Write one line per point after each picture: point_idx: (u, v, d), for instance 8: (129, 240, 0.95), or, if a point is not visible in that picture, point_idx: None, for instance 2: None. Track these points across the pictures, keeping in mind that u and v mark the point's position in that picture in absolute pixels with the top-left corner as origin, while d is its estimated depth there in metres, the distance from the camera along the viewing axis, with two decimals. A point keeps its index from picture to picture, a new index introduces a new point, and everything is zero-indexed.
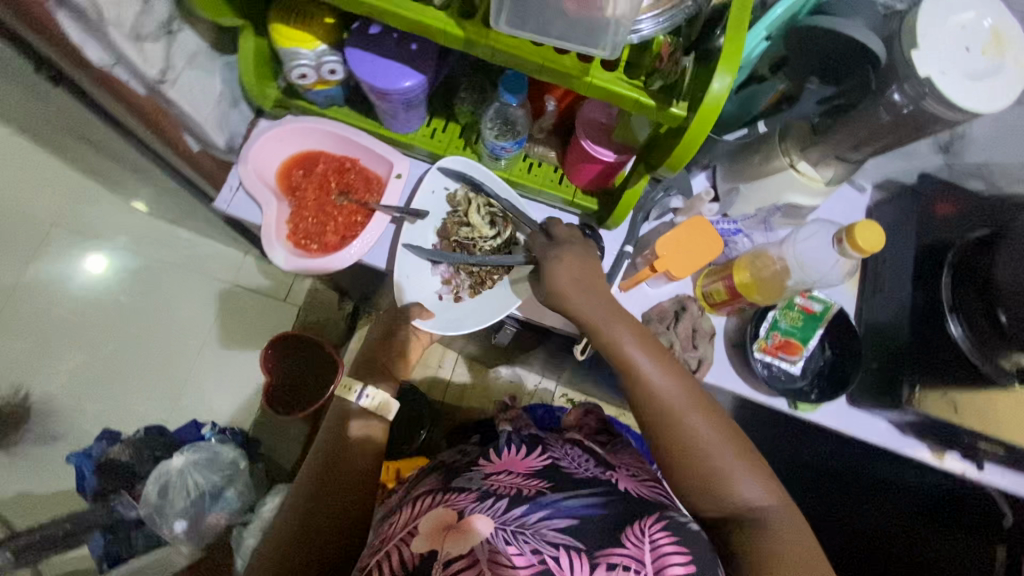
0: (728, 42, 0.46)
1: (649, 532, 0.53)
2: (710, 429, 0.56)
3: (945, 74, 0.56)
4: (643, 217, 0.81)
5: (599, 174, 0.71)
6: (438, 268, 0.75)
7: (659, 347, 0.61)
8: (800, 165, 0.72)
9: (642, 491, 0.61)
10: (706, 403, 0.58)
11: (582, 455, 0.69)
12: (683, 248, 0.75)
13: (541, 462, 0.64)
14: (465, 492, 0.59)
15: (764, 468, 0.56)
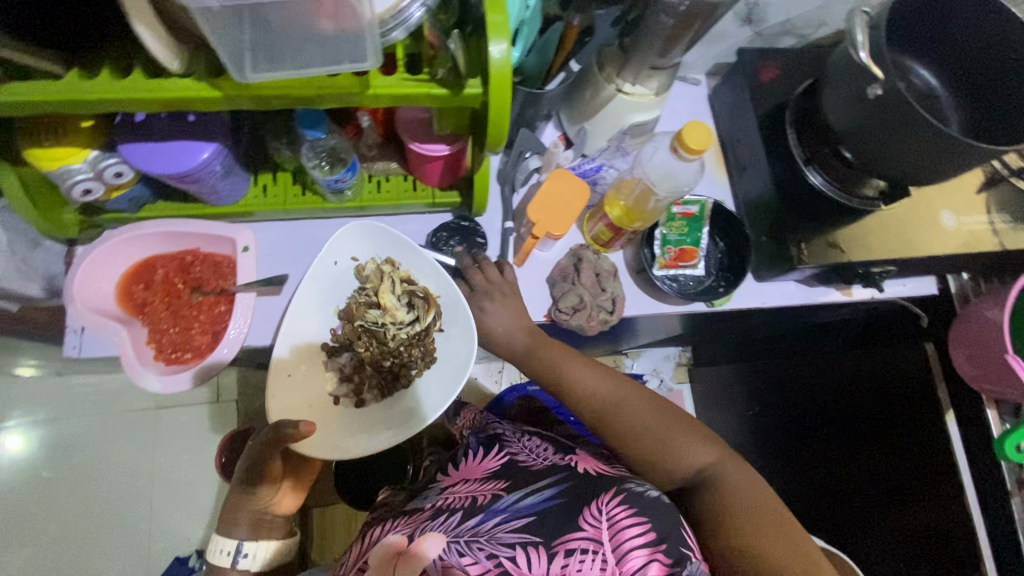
0: (490, 13, 0.46)
1: (606, 510, 0.63)
2: (647, 416, 0.67)
3: None
4: (510, 190, 0.81)
5: (445, 168, 0.69)
6: (337, 362, 0.75)
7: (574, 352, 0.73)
8: (626, 87, 0.74)
9: (593, 469, 0.71)
10: (633, 390, 0.69)
11: (539, 443, 0.80)
12: (555, 203, 0.76)
13: (497, 462, 0.76)
14: (417, 515, 0.71)
15: (683, 419, 0.68)
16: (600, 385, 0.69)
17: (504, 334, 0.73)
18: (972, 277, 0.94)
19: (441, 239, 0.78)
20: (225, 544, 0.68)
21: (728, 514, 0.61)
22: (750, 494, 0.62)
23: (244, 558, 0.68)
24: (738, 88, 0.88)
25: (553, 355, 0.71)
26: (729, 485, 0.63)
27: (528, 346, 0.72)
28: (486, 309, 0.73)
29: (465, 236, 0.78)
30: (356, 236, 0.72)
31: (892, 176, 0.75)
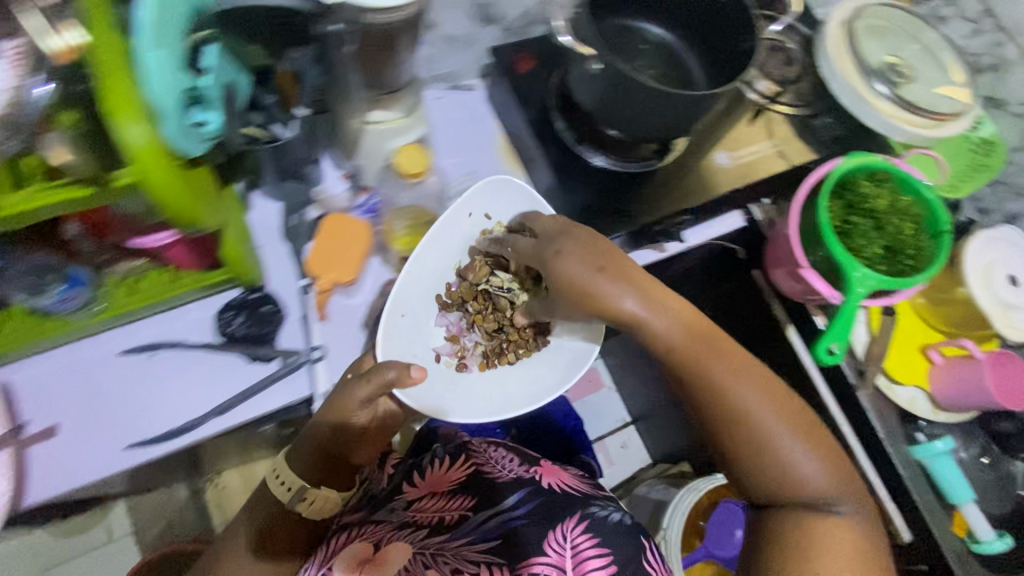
0: (106, 96, 0.44)
1: (571, 537, 0.68)
2: (765, 404, 0.64)
3: None
4: (295, 247, 0.78)
5: (195, 249, 0.65)
6: (444, 322, 0.82)
7: (681, 306, 0.67)
8: (372, 116, 0.73)
9: (557, 484, 0.76)
10: (757, 379, 0.65)
11: (505, 453, 0.83)
12: (332, 252, 0.76)
13: (463, 473, 0.79)
14: (385, 524, 0.73)
15: (803, 422, 0.65)
16: (725, 367, 0.65)
17: (604, 296, 0.65)
18: (770, 201, 0.97)
19: (225, 320, 0.72)
20: (286, 479, 0.70)
21: (812, 552, 0.61)
22: (844, 535, 0.61)
23: (303, 499, 0.70)
24: (501, 86, 0.88)
25: (656, 317, 0.66)
26: (829, 524, 0.62)
27: (635, 312, 0.65)
28: (558, 267, 0.66)
29: (250, 311, 0.73)
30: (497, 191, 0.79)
31: (657, 139, 0.79)
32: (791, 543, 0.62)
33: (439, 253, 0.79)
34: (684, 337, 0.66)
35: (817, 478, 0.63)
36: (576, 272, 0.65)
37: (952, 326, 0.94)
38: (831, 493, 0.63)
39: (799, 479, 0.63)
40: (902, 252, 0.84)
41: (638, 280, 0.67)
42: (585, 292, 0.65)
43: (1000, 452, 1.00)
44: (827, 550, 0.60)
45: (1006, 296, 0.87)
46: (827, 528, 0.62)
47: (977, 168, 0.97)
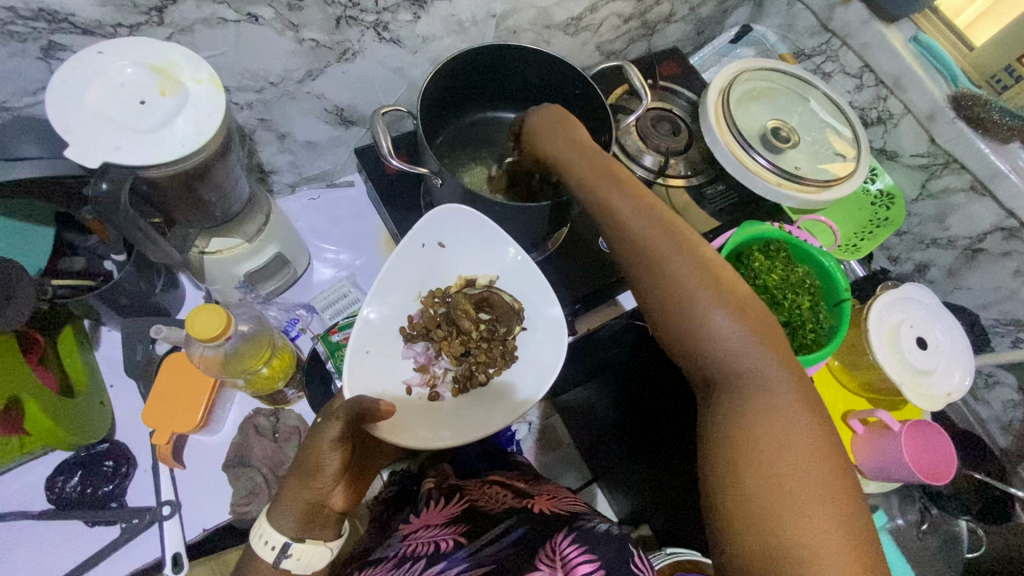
0: None
1: (562, 550, 0.57)
2: (704, 279, 0.52)
3: (122, 146, 0.48)
4: (144, 386, 0.71)
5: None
6: (410, 352, 0.69)
7: (628, 178, 0.59)
8: (211, 245, 0.67)
9: (548, 510, 0.67)
10: (705, 255, 0.54)
11: (501, 489, 0.76)
12: (172, 402, 0.66)
13: (458, 507, 0.71)
14: (383, 563, 0.63)
15: (758, 311, 0.51)
16: (653, 226, 0.55)
17: (559, 158, 0.62)
18: None
19: (55, 486, 0.65)
20: (269, 537, 0.53)
21: (746, 453, 0.45)
22: (792, 423, 0.46)
23: (290, 558, 0.53)
24: (369, 186, 0.84)
25: (604, 179, 0.58)
26: (777, 413, 0.46)
27: (579, 171, 0.60)
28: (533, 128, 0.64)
29: (88, 470, 0.67)
30: (455, 217, 0.68)
31: (533, 238, 0.76)
32: (732, 444, 0.46)
33: (398, 287, 0.69)
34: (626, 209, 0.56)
35: (751, 355, 0.49)
36: (566, 156, 0.62)
37: (870, 391, 0.90)
38: (763, 361, 0.49)
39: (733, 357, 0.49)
40: (801, 328, 0.81)
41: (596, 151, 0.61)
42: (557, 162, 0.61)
43: (940, 514, 0.94)
44: (766, 444, 0.45)
45: (915, 361, 0.83)
46: (759, 414, 0.46)
47: (877, 223, 0.95)
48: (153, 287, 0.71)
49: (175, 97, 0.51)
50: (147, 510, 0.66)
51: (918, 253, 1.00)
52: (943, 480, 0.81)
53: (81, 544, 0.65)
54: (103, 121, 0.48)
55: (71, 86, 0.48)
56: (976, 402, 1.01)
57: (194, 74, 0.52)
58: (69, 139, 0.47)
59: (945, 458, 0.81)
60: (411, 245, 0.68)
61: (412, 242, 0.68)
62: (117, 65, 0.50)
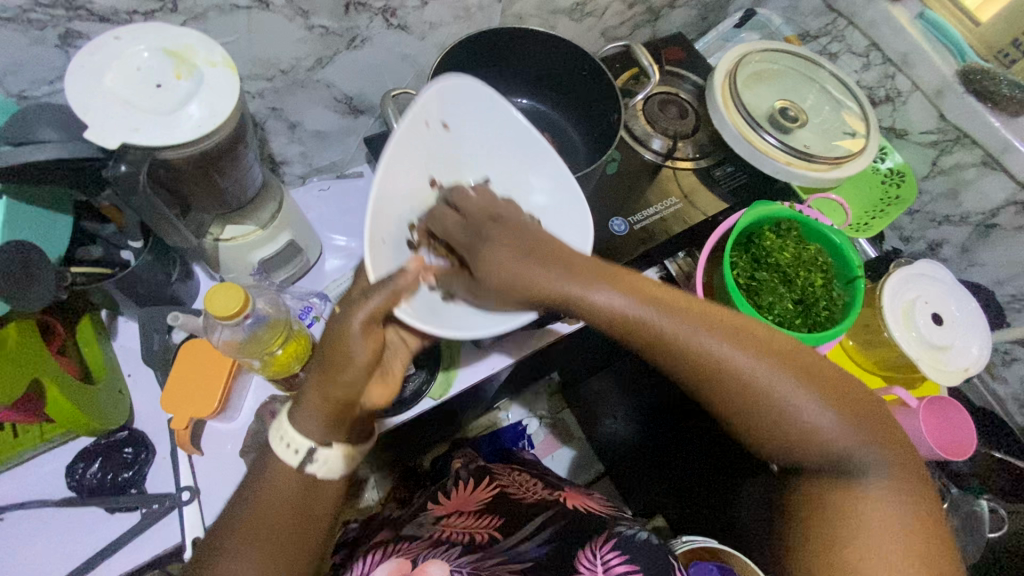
0: None
1: (601, 555, 0.60)
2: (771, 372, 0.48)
3: (141, 129, 0.49)
4: (161, 374, 0.72)
5: (18, 409, 0.59)
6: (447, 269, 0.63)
7: (599, 264, 0.50)
8: (224, 232, 0.68)
9: (581, 506, 0.71)
10: (761, 339, 0.49)
11: (529, 480, 0.82)
12: (190, 386, 0.66)
13: (489, 494, 0.76)
14: (419, 541, 0.66)
15: (824, 377, 0.49)
16: (677, 319, 0.49)
17: (507, 268, 0.48)
18: (686, 255, 0.95)
19: (75, 473, 0.66)
20: (293, 441, 0.52)
21: (853, 536, 0.47)
22: (881, 514, 0.47)
23: (317, 464, 0.52)
24: None
25: (583, 279, 0.48)
26: (873, 504, 0.47)
27: (527, 263, 0.48)
28: (484, 255, 0.49)
29: (106, 456, 0.67)
30: (466, 91, 0.57)
31: None
32: (820, 524, 0.49)
33: (410, 172, 0.56)
34: (648, 311, 0.48)
35: (847, 440, 0.48)
36: (500, 260, 0.48)
37: (886, 368, 0.89)
38: (861, 447, 0.48)
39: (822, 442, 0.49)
40: (814, 305, 0.80)
41: (525, 237, 0.50)
42: (501, 274, 0.48)
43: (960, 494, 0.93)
44: (860, 531, 0.47)
45: (931, 337, 0.82)
46: (860, 497, 0.48)
47: (888, 202, 0.95)
48: (169, 276, 0.71)
49: (190, 80, 0.51)
50: (166, 496, 0.67)
51: (931, 231, 1.00)
52: (962, 456, 0.80)
53: (102, 529, 0.65)
54: (121, 103, 0.49)
55: (90, 70, 0.49)
56: (994, 380, 1.00)
57: (208, 56, 0.52)
58: (88, 119, 0.48)
59: (966, 434, 0.80)
60: (418, 120, 0.55)
61: (419, 116, 0.55)
62: (133, 50, 0.50)
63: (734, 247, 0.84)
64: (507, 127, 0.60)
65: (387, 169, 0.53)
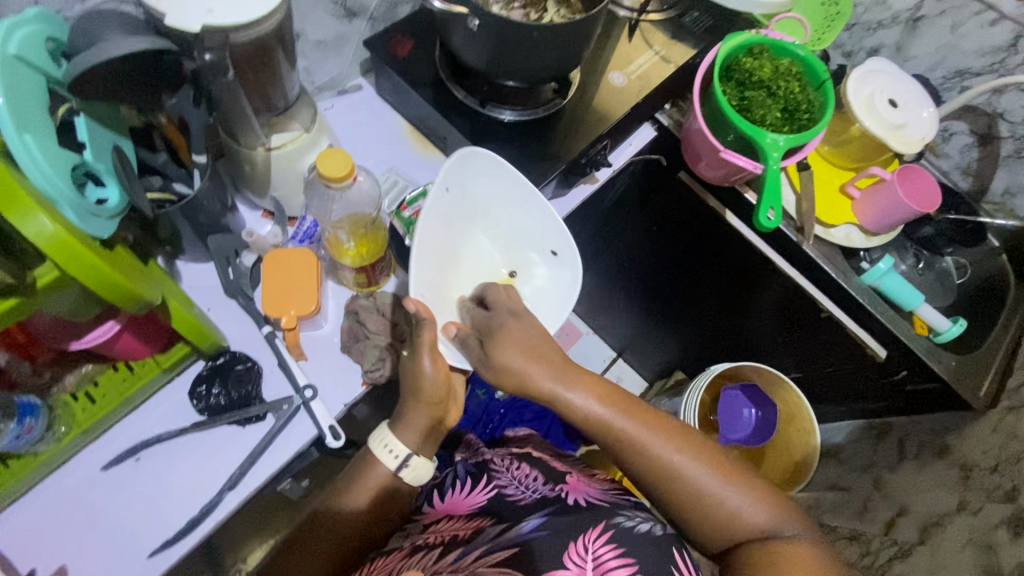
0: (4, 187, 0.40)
1: (593, 548, 0.61)
2: (691, 459, 0.61)
3: (215, 10, 0.50)
4: (244, 298, 0.73)
5: (142, 333, 0.61)
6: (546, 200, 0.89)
7: (590, 376, 0.65)
8: (273, 142, 0.70)
9: (582, 499, 0.70)
10: (692, 443, 0.63)
11: (527, 471, 0.79)
12: (284, 287, 0.70)
13: (485, 496, 0.76)
14: (396, 554, 0.69)
15: (737, 470, 0.62)
16: (630, 419, 0.63)
17: (525, 368, 0.64)
18: (672, 105, 1.04)
19: (199, 395, 0.68)
20: (395, 448, 0.71)
21: (775, 558, 0.55)
22: (802, 557, 0.56)
23: (408, 469, 0.71)
24: (384, 75, 0.87)
25: (572, 388, 0.64)
26: (785, 550, 0.57)
27: (550, 383, 0.64)
28: (493, 349, 0.65)
29: (224, 376, 0.69)
30: (480, 160, 0.72)
31: (554, 77, 0.81)
32: None
33: (439, 222, 0.73)
34: (626, 420, 0.63)
35: (760, 517, 0.59)
36: (507, 353, 0.64)
37: (859, 161, 1.03)
38: (771, 521, 0.59)
39: (719, 497, 0.60)
40: (797, 110, 0.91)
41: (546, 347, 0.66)
42: (509, 371, 0.64)
43: (930, 255, 1.11)
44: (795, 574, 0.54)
45: (893, 118, 0.96)
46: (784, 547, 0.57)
47: (832, 17, 1.06)
48: (225, 204, 0.72)
49: None
50: (292, 396, 0.70)
51: (867, 40, 1.13)
52: (931, 209, 0.95)
53: (240, 441, 0.69)
54: None
55: None
56: (938, 159, 1.17)
57: None
58: (163, 7, 0.48)
59: (933, 190, 0.95)
60: (439, 190, 0.70)
61: (441, 185, 0.70)
62: None
63: (720, 78, 0.93)
64: (523, 194, 0.76)
65: (421, 252, 0.69)
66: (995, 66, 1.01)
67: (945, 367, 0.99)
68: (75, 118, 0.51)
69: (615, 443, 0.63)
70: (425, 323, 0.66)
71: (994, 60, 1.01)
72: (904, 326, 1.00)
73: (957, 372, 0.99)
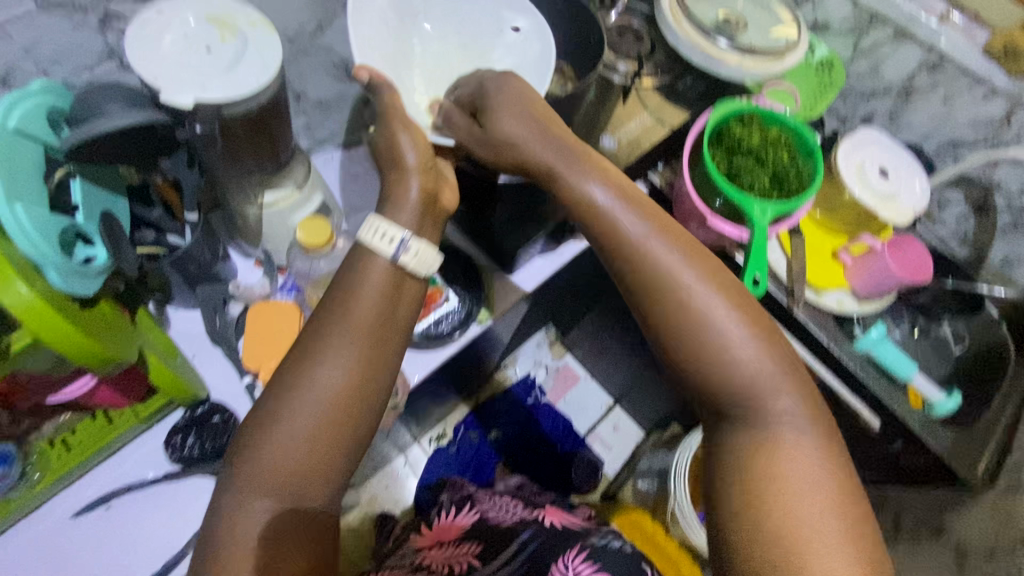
0: None
1: (572, 564, 0.69)
2: (693, 270, 0.60)
3: (208, 86, 0.52)
4: (229, 348, 0.75)
5: (121, 384, 0.62)
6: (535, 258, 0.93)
7: (603, 168, 0.66)
8: (266, 199, 0.72)
9: (558, 522, 0.79)
10: (696, 254, 0.61)
11: (508, 502, 0.87)
12: (267, 337, 0.72)
13: (471, 518, 0.82)
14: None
15: (734, 289, 0.60)
16: (636, 210, 0.63)
17: (525, 145, 0.66)
18: (665, 166, 1.05)
19: (175, 446, 0.69)
20: (389, 231, 0.61)
21: (778, 480, 0.53)
22: (809, 463, 0.54)
23: (408, 256, 0.61)
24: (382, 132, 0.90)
25: (572, 170, 0.65)
26: (789, 443, 0.56)
27: (548, 161, 0.65)
28: (494, 123, 0.66)
29: (200, 427, 0.70)
30: None
31: None
32: (757, 458, 0.55)
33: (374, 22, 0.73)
34: (640, 230, 0.62)
35: (749, 369, 0.58)
36: (511, 126, 0.65)
37: (852, 226, 1.03)
38: (756, 365, 0.58)
39: (726, 347, 0.58)
40: (786, 178, 0.92)
41: (563, 133, 0.67)
42: (501, 137, 0.66)
43: (927, 322, 1.10)
44: (786, 490, 0.53)
45: (883, 188, 0.97)
46: (788, 451, 0.55)
47: (825, 86, 1.08)
48: (216, 253, 0.74)
49: (236, 42, 0.55)
50: None
51: (862, 108, 1.15)
52: (924, 279, 0.95)
53: (211, 494, 0.68)
54: (183, 62, 0.53)
55: (145, 36, 0.52)
56: (934, 226, 1.17)
57: (246, 18, 0.56)
58: (160, 83, 0.51)
59: (924, 259, 0.95)
60: None
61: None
62: (175, 16, 0.54)
63: (710, 144, 0.94)
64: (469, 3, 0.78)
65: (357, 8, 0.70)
66: (988, 139, 1.02)
67: (940, 441, 0.96)
68: (70, 180, 0.54)
69: (626, 261, 0.61)
70: (380, 85, 0.67)
71: (987, 133, 1.01)
72: (898, 397, 0.98)
73: (953, 449, 0.96)
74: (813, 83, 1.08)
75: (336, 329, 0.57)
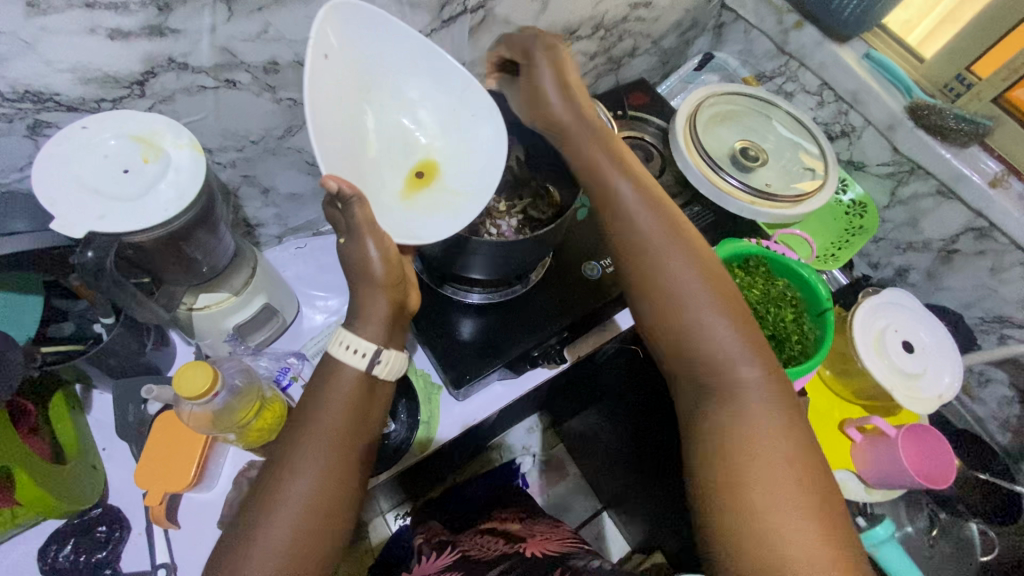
0: None
1: None
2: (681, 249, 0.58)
3: (107, 215, 0.49)
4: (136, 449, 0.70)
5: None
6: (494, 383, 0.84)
7: (624, 160, 0.62)
8: (199, 302, 0.68)
9: (540, 550, 0.66)
10: (689, 237, 0.59)
11: (490, 540, 0.75)
12: (169, 461, 0.65)
13: (450, 557, 0.69)
14: None
15: (723, 284, 0.57)
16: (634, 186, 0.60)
17: (552, 111, 0.63)
18: None
19: (47, 556, 0.65)
20: (359, 344, 0.53)
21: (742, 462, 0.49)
22: (773, 438, 0.50)
23: (379, 365, 0.54)
24: None
25: (588, 140, 0.62)
26: (752, 415, 0.52)
27: (565, 113, 0.63)
28: (534, 80, 0.64)
29: (80, 537, 0.66)
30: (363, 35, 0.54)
31: (519, 270, 0.77)
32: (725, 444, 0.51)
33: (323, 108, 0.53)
34: (637, 203, 0.59)
35: (729, 346, 0.55)
36: (546, 83, 0.63)
37: (866, 396, 0.90)
38: (740, 350, 0.54)
39: (709, 330, 0.55)
40: (787, 341, 0.81)
41: (577, 91, 0.64)
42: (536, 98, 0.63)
43: (949, 519, 0.93)
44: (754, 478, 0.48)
45: (903, 365, 0.84)
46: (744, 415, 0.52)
47: (852, 232, 0.97)
48: (144, 346, 0.70)
49: (158, 164, 0.52)
50: None
51: (897, 258, 1.03)
52: (941, 483, 0.81)
53: None
54: (90, 185, 0.50)
55: (59, 154, 0.50)
56: (973, 402, 1.01)
57: (176, 140, 0.54)
58: (56, 209, 0.48)
59: (947, 464, 0.80)
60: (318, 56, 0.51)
61: (315, 50, 0.50)
62: (96, 134, 0.51)
63: None
64: (433, 67, 0.59)
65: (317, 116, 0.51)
66: None
67: None
68: None
69: (612, 224, 0.60)
70: (354, 200, 0.50)
71: None
72: None
73: None
74: (838, 227, 0.98)
75: (310, 443, 0.50)
